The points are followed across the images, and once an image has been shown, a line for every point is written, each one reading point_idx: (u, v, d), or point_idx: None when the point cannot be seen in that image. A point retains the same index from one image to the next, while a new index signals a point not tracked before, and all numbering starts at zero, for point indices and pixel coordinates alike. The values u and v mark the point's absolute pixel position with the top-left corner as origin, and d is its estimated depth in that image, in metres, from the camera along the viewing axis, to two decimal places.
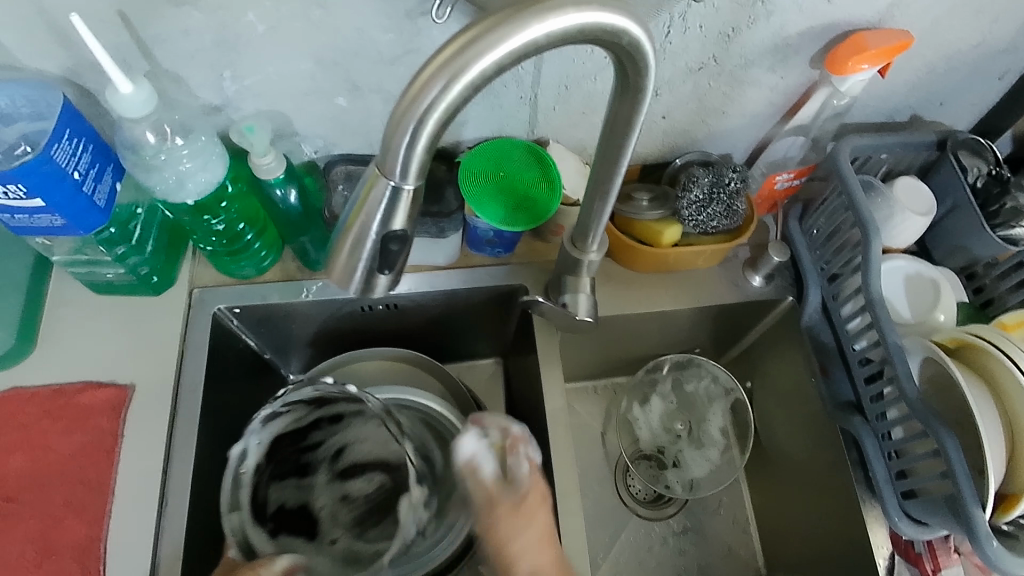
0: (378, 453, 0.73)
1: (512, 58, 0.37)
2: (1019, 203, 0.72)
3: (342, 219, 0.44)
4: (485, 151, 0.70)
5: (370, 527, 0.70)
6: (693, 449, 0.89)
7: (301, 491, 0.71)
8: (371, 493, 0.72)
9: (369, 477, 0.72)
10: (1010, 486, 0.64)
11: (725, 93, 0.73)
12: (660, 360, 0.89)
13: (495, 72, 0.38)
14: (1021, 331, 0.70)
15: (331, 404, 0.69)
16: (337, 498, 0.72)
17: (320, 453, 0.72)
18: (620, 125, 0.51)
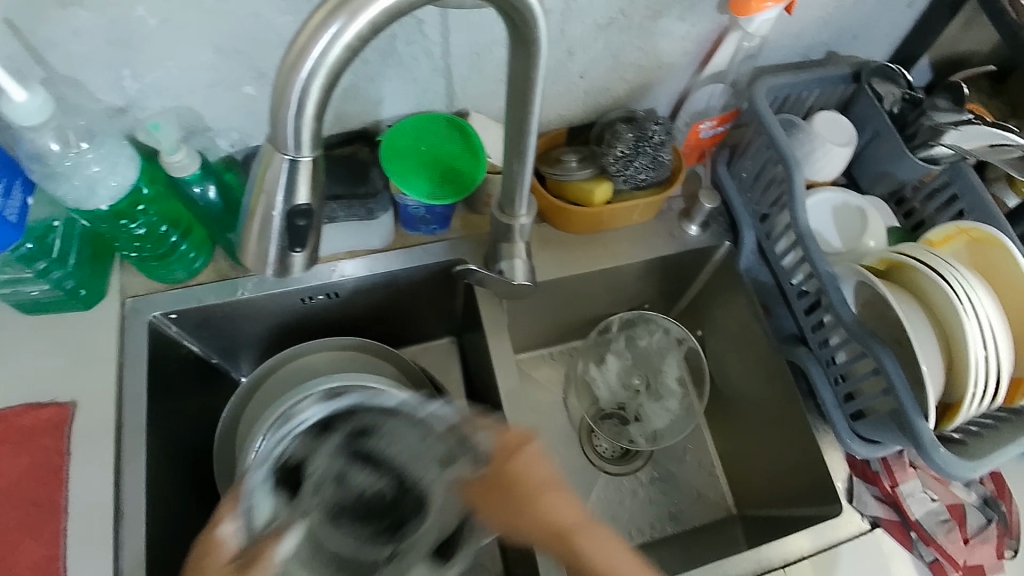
0: (405, 462, 0.68)
1: (387, 16, 0.37)
2: (935, 122, 0.73)
3: (246, 201, 0.44)
4: (405, 127, 0.69)
5: (345, 521, 0.68)
6: (652, 402, 0.91)
7: (310, 445, 0.68)
8: (369, 492, 0.69)
9: (375, 479, 0.69)
10: (952, 395, 0.66)
11: (639, 46, 0.73)
12: (610, 320, 0.91)
13: (371, 32, 0.38)
14: (947, 247, 0.71)
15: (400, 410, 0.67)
16: (331, 479, 0.68)
17: (347, 430, 0.69)
18: (522, 81, 0.51)
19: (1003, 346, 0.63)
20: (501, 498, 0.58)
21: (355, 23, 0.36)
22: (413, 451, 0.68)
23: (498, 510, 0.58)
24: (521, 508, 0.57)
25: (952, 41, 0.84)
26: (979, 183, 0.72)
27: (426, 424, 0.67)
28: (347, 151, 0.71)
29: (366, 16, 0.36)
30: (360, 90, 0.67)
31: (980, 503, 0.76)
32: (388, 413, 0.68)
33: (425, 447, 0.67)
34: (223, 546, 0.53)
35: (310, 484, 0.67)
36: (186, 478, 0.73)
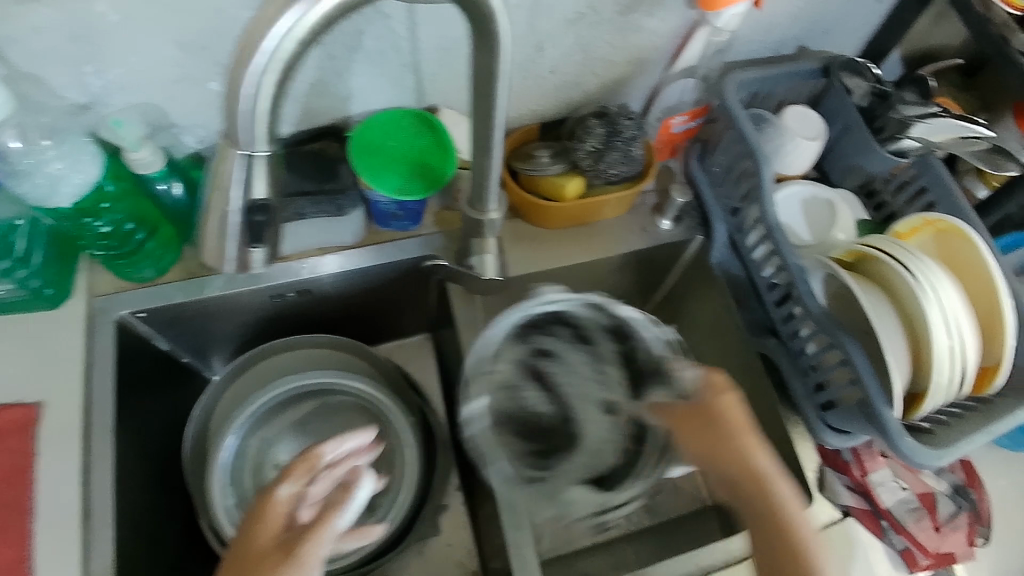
0: (576, 390, 0.78)
1: (341, 10, 0.37)
2: (901, 115, 0.73)
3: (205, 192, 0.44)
4: (376, 121, 0.69)
5: (512, 433, 0.74)
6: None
7: (532, 354, 0.77)
8: (544, 413, 0.77)
9: (547, 402, 0.77)
10: (918, 384, 0.67)
11: (609, 41, 0.73)
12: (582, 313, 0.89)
13: (325, 25, 0.37)
14: (914, 239, 0.72)
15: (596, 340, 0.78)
16: (507, 387, 0.75)
17: (534, 345, 0.77)
18: (486, 75, 0.51)
19: (968, 337, 0.64)
20: (702, 433, 0.65)
21: (307, 16, 0.36)
22: (589, 390, 0.78)
23: (695, 439, 0.65)
24: (717, 444, 0.63)
25: (926, 35, 0.83)
26: (948, 176, 0.72)
27: (599, 361, 0.78)
28: (316, 147, 0.70)
29: (318, 9, 0.36)
30: (328, 86, 0.66)
31: (951, 491, 0.76)
32: (576, 344, 0.78)
33: (596, 385, 0.78)
34: (276, 511, 0.56)
35: (495, 378, 0.74)
36: (157, 477, 0.73)
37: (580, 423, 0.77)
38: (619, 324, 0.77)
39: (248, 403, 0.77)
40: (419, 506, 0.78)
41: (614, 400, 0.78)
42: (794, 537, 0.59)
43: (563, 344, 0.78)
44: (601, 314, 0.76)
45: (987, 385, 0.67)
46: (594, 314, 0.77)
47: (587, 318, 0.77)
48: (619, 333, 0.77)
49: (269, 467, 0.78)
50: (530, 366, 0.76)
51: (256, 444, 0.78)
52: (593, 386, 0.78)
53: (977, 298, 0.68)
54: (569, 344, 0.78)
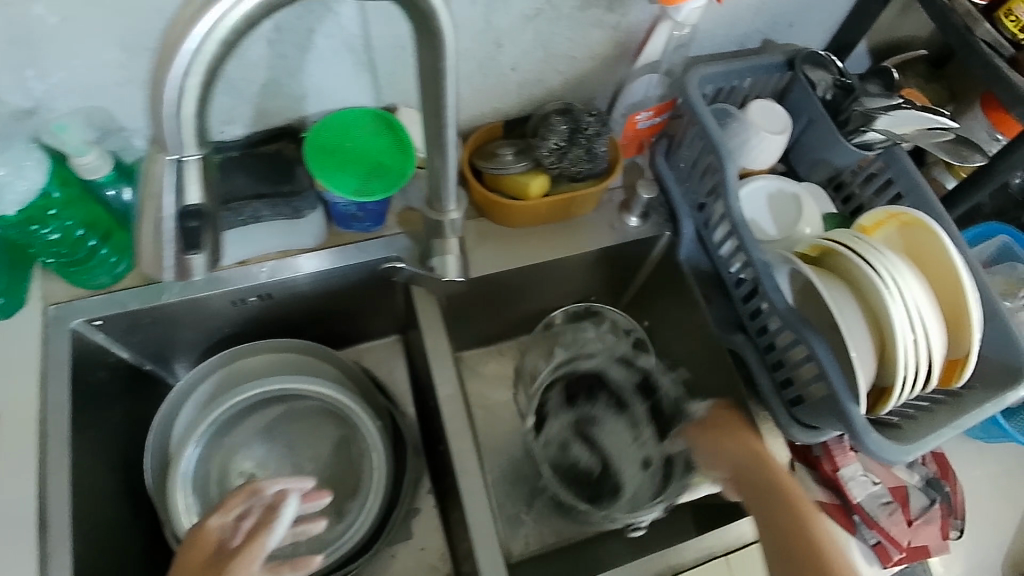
0: (616, 449, 0.85)
1: (264, 9, 0.36)
2: (865, 107, 0.72)
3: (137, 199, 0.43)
4: (333, 121, 0.68)
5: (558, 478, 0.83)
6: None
7: (570, 415, 0.87)
8: (585, 466, 0.84)
9: (590, 456, 0.85)
10: (884, 379, 0.65)
11: (570, 37, 0.72)
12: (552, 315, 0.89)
13: (249, 25, 0.36)
14: (879, 232, 0.71)
15: (633, 405, 0.87)
16: (558, 445, 0.85)
17: (579, 412, 0.87)
18: (433, 72, 0.49)
19: (933, 330, 0.63)
20: (717, 434, 0.72)
21: (227, 15, 0.35)
22: (629, 450, 0.84)
23: (714, 442, 0.72)
24: (729, 443, 0.71)
25: (891, 26, 0.83)
26: (913, 167, 0.72)
27: (635, 421, 0.86)
28: (273, 148, 0.70)
29: (238, 7, 0.35)
30: (282, 86, 0.65)
31: (923, 484, 0.75)
32: (614, 410, 0.87)
33: (632, 445, 0.85)
34: (207, 538, 0.57)
35: (545, 438, 0.85)
36: (117, 487, 0.71)
37: (620, 476, 0.83)
38: (654, 380, 0.87)
39: (210, 413, 0.75)
40: (388, 510, 0.77)
41: (650, 457, 0.84)
42: (805, 518, 0.63)
43: (605, 411, 0.87)
44: (630, 375, 0.88)
45: (955, 378, 0.66)
46: (625, 375, 0.88)
47: (621, 377, 0.88)
48: (649, 391, 0.87)
49: (234, 475, 0.77)
50: (576, 427, 0.86)
51: (224, 449, 0.77)
52: (632, 446, 0.85)
53: (943, 290, 0.66)
54: (607, 407, 0.87)
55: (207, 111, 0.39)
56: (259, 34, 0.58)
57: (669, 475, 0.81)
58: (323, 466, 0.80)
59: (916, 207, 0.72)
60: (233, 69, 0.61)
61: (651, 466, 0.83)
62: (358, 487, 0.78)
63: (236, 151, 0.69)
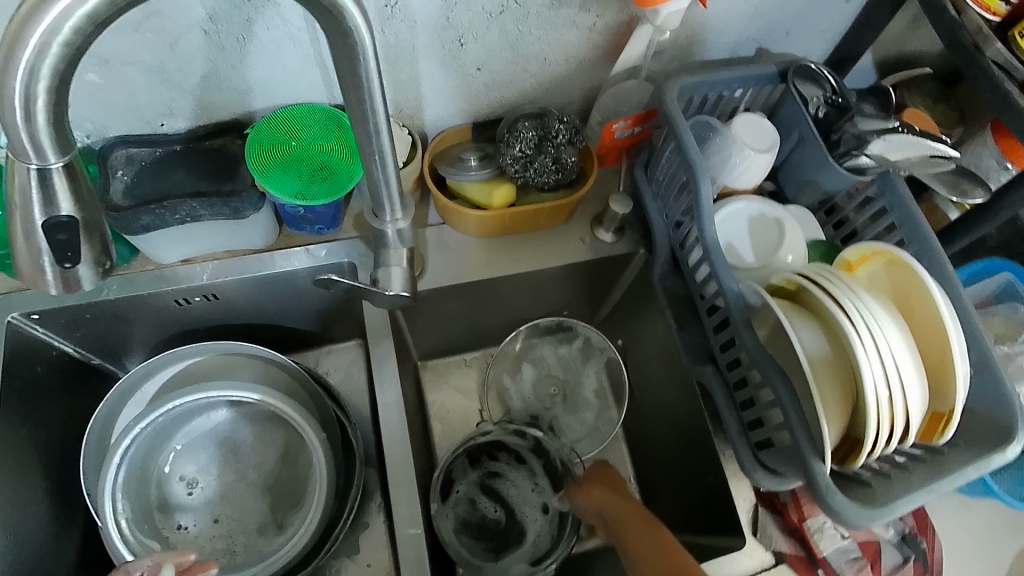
0: (517, 498, 0.82)
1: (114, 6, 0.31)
2: (857, 130, 0.67)
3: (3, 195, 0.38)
4: (279, 117, 0.65)
5: (467, 534, 0.79)
6: (565, 412, 0.86)
7: (474, 471, 0.82)
8: (492, 517, 0.80)
9: (497, 506, 0.81)
10: (857, 430, 0.59)
11: (540, 37, 0.67)
12: (517, 334, 0.86)
13: (99, 22, 0.32)
14: (865, 268, 0.65)
15: (530, 460, 0.83)
16: (466, 501, 0.81)
17: (485, 468, 0.82)
18: (353, 78, 0.45)
19: (910, 384, 0.57)
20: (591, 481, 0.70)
21: (68, 14, 0.31)
22: (529, 497, 0.82)
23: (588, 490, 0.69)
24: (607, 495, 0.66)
25: (899, 38, 0.77)
26: (909, 196, 0.65)
27: (537, 470, 0.82)
28: (219, 142, 0.67)
29: (83, 4, 0.31)
30: (223, 78, 0.61)
31: (897, 539, 0.69)
32: (516, 463, 0.83)
33: (533, 492, 0.82)
34: None
35: (452, 498, 0.80)
36: (51, 487, 0.69)
37: (523, 523, 0.80)
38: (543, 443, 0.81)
39: (131, 427, 0.70)
40: (331, 525, 0.73)
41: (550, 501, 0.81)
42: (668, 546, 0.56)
43: (508, 465, 0.83)
44: (521, 437, 0.82)
45: (938, 434, 0.60)
46: (521, 440, 0.82)
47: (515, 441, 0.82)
48: (537, 448, 0.82)
49: (176, 481, 0.75)
50: (483, 481, 0.82)
51: (164, 454, 0.75)
52: (531, 497, 0.82)
53: (926, 337, 0.60)
54: (509, 462, 0.83)
55: (67, 115, 0.35)
56: (192, 24, 0.55)
57: (562, 524, 0.79)
58: (266, 474, 0.77)
59: (910, 240, 0.66)
60: (169, 59, 0.57)
61: (548, 514, 0.80)
62: (303, 498, 0.75)
63: (177, 144, 0.65)
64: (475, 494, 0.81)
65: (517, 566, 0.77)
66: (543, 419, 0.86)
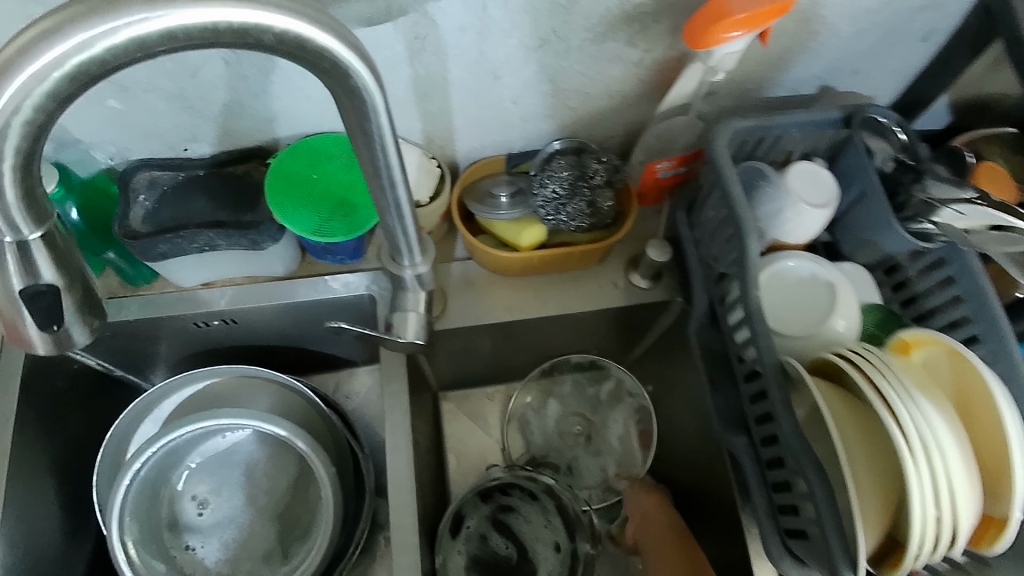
0: (529, 535, 0.78)
1: (72, 85, 0.31)
2: (927, 196, 0.62)
3: None
4: (302, 146, 0.62)
5: (478, 571, 0.76)
6: (585, 455, 0.83)
7: (485, 507, 0.78)
8: (504, 553, 0.77)
9: (508, 543, 0.77)
10: (900, 534, 0.55)
11: (581, 71, 0.62)
12: (552, 363, 0.83)
13: (56, 98, 0.31)
14: (921, 353, 0.60)
15: (543, 500, 0.79)
16: (477, 537, 0.77)
17: (498, 501, 0.79)
18: (361, 136, 0.41)
19: (962, 499, 0.51)
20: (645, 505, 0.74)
21: (26, 92, 0.30)
22: (542, 534, 0.78)
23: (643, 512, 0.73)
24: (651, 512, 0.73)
25: (978, 80, 0.73)
26: (981, 271, 0.60)
27: (554, 508, 0.78)
28: (242, 168, 0.65)
29: (43, 81, 0.30)
30: (246, 106, 0.59)
31: None
32: (530, 499, 0.79)
33: (546, 528, 0.78)
34: None
35: (463, 534, 0.77)
36: (63, 502, 0.70)
37: (535, 561, 0.77)
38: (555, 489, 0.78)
39: (144, 449, 0.68)
40: (334, 561, 0.71)
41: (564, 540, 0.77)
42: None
43: (520, 500, 0.79)
44: (532, 481, 0.78)
45: (986, 543, 0.55)
46: (533, 483, 0.79)
47: (526, 482, 0.79)
48: (548, 491, 0.78)
49: (187, 499, 0.75)
50: (495, 517, 0.78)
51: (178, 471, 0.75)
52: (545, 535, 0.78)
53: (990, 437, 0.55)
54: (522, 498, 0.79)
55: (40, 183, 0.34)
56: (212, 54, 0.52)
57: (577, 566, 0.75)
58: (276, 501, 0.76)
59: (978, 318, 0.60)
60: (189, 86, 0.55)
61: (561, 553, 0.77)
62: (311, 529, 0.74)
63: (201, 169, 0.64)
64: (486, 529, 0.78)
65: None
66: (562, 460, 0.83)
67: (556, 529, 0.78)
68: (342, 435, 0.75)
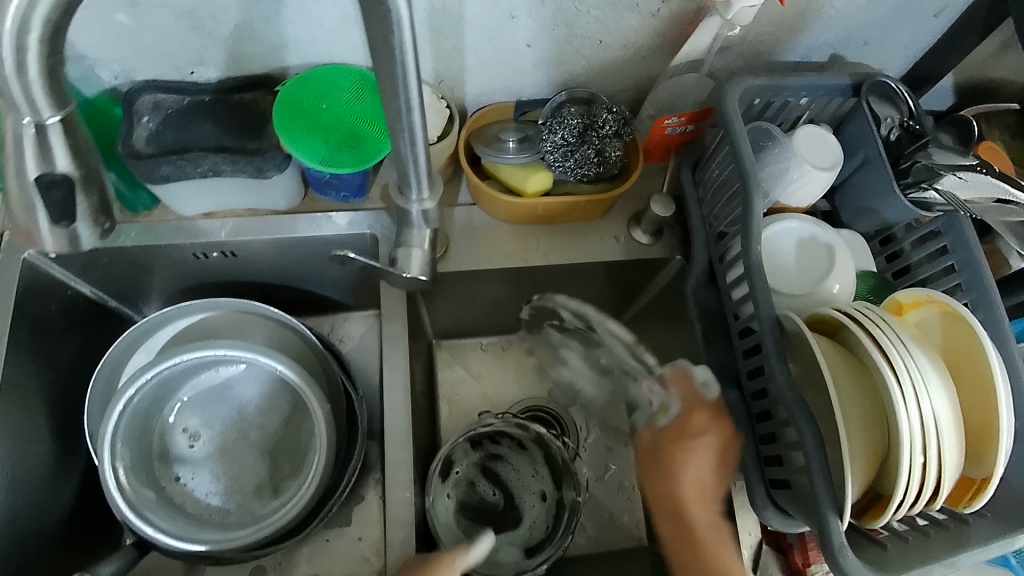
0: (515, 482, 0.80)
1: None
2: (931, 161, 0.63)
3: None
4: (311, 76, 0.61)
5: (465, 516, 0.77)
6: (634, 382, 0.73)
7: (477, 453, 0.80)
8: (491, 500, 0.79)
9: (495, 490, 0.79)
10: (884, 487, 0.57)
11: (598, 17, 0.62)
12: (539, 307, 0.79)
13: None
14: (916, 313, 0.61)
15: (534, 448, 0.80)
16: (466, 483, 0.79)
17: (487, 449, 0.80)
18: (383, 48, 0.41)
19: (947, 452, 0.53)
20: (684, 454, 0.64)
21: None
22: (528, 484, 0.80)
23: (684, 467, 0.64)
24: (690, 462, 0.64)
25: (983, 63, 0.74)
26: (975, 239, 0.62)
27: (544, 459, 0.80)
28: (249, 96, 0.64)
29: None
30: (257, 30, 0.58)
31: None
32: (517, 449, 0.81)
33: (533, 478, 0.80)
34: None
35: (452, 479, 0.78)
36: (54, 427, 0.70)
37: (521, 509, 0.79)
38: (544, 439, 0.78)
39: (137, 376, 0.68)
40: (324, 497, 0.72)
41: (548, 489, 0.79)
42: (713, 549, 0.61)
43: (509, 449, 0.81)
44: (522, 430, 0.78)
45: (966, 502, 0.57)
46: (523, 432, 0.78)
47: (514, 432, 0.79)
48: (538, 440, 0.79)
49: (178, 432, 0.75)
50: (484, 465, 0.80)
51: (170, 404, 0.75)
52: (533, 482, 0.80)
53: (973, 398, 0.57)
54: (511, 447, 0.80)
55: (60, 69, 0.35)
56: None
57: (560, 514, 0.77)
58: (268, 437, 0.76)
59: (968, 287, 0.62)
60: (201, 6, 0.54)
61: (546, 502, 0.79)
62: (301, 466, 0.75)
63: (207, 94, 0.63)
64: (477, 476, 0.80)
65: (508, 551, 0.75)
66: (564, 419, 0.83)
67: (543, 478, 0.80)
68: (336, 373, 0.75)
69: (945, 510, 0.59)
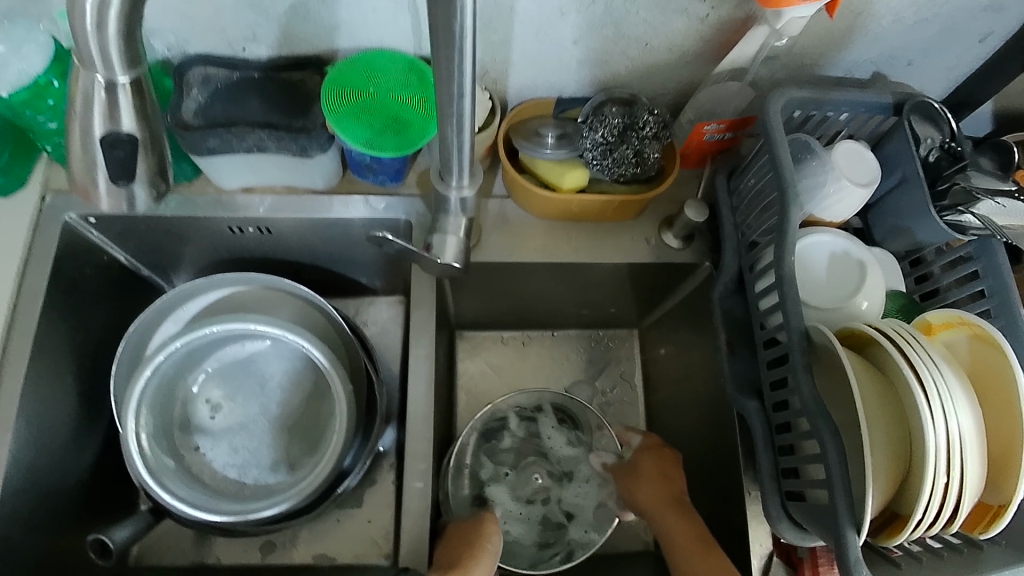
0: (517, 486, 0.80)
1: None
2: (968, 184, 0.64)
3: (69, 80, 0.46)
4: (360, 60, 0.62)
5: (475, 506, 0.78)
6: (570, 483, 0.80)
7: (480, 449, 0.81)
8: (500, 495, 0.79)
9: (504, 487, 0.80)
10: (902, 506, 0.57)
11: (646, 20, 0.62)
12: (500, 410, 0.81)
13: None
14: (946, 334, 0.61)
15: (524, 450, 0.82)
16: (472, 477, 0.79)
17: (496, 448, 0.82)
18: (443, 34, 0.41)
19: (971, 475, 0.53)
20: (635, 479, 0.74)
21: None
22: (533, 484, 0.81)
23: (638, 488, 0.73)
24: (644, 484, 0.73)
25: None
26: (1007, 267, 0.61)
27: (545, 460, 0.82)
28: (295, 76, 0.65)
29: None
30: (312, 11, 0.58)
31: None
32: (522, 445, 0.82)
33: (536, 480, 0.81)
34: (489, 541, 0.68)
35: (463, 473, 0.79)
36: (81, 388, 0.71)
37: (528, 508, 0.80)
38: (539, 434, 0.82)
39: (167, 344, 0.69)
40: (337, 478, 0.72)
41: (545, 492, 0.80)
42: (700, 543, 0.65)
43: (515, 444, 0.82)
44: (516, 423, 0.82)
45: (981, 528, 0.57)
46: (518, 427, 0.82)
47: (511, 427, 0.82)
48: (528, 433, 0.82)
49: (200, 402, 0.76)
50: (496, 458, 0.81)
51: (194, 374, 0.76)
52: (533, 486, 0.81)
53: (998, 424, 0.57)
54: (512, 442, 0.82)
55: None
56: None
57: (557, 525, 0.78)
58: (286, 415, 0.77)
59: (997, 313, 0.61)
60: None
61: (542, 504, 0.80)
62: (316, 446, 0.76)
63: (256, 72, 0.64)
64: (482, 471, 0.80)
65: (525, 544, 0.78)
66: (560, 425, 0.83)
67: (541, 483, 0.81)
68: (358, 355, 0.76)
69: (961, 534, 0.59)
